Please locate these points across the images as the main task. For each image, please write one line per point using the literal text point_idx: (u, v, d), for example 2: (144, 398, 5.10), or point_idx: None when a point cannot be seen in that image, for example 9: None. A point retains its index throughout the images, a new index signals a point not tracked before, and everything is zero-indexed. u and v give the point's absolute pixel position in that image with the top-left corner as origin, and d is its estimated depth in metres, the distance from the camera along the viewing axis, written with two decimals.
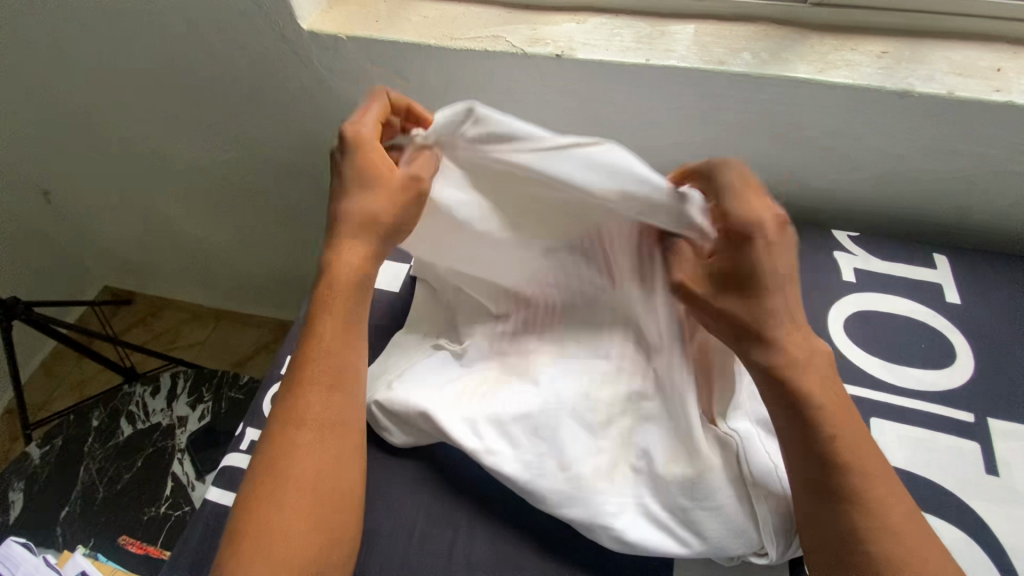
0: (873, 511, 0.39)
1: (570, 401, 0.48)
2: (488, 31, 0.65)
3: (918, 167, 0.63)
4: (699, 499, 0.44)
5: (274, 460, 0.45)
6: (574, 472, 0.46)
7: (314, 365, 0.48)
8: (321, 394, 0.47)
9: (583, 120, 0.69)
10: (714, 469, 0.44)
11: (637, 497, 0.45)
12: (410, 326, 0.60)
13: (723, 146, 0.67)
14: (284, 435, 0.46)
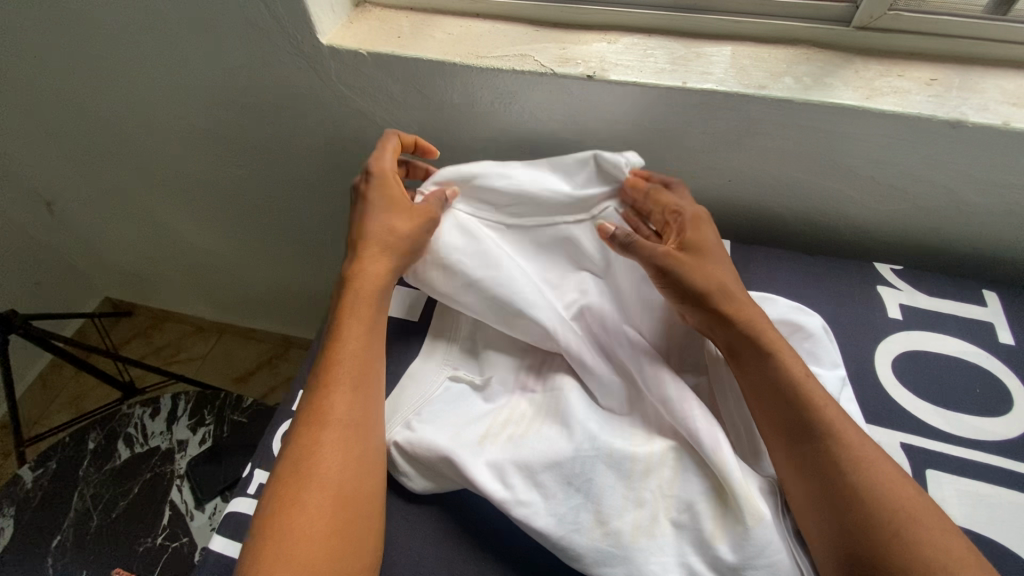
0: (861, 460, 0.41)
1: (605, 446, 0.45)
2: (515, 50, 0.63)
3: (964, 199, 0.60)
4: (750, 558, 0.40)
5: (297, 460, 0.43)
6: (613, 527, 0.42)
7: (338, 362, 0.48)
8: (348, 394, 0.46)
9: (612, 142, 0.66)
10: (764, 523, 0.41)
11: (680, 556, 0.41)
12: (429, 351, 0.56)
13: (758, 172, 0.64)
14: (308, 434, 0.44)
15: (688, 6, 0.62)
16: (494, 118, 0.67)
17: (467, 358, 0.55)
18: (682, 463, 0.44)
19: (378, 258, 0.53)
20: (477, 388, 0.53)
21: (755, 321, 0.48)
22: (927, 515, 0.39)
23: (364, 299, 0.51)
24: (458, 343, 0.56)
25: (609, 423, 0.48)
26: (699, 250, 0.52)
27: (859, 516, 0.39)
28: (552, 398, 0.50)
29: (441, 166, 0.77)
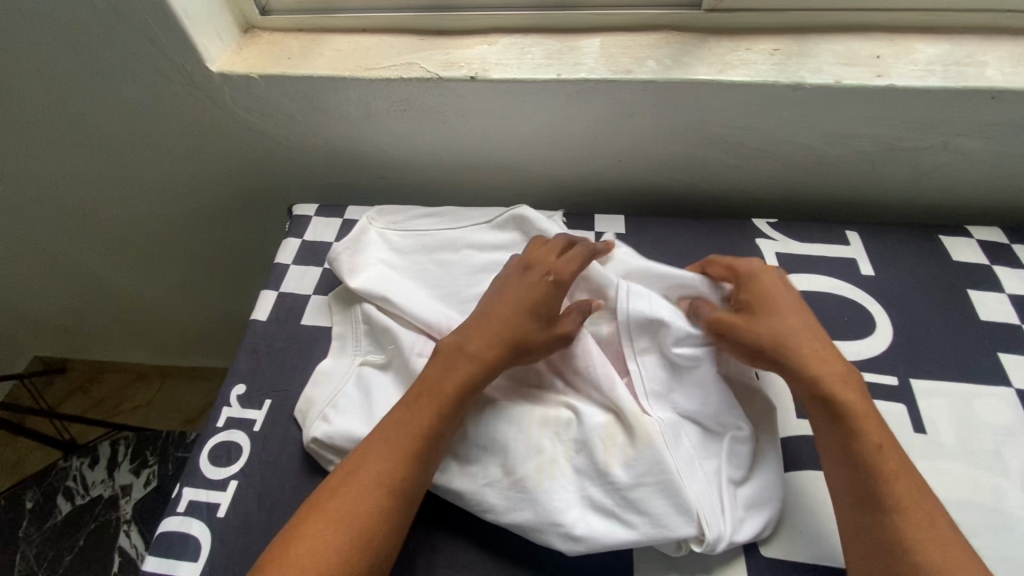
0: (912, 503, 0.41)
1: (504, 408, 0.49)
2: (402, 59, 0.66)
3: (821, 152, 0.67)
4: (638, 475, 0.44)
5: (326, 498, 0.42)
6: (517, 475, 0.46)
7: (412, 430, 0.45)
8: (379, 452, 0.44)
9: (507, 137, 0.70)
10: (652, 441, 0.45)
11: (579, 490, 0.45)
12: (341, 349, 0.57)
13: (644, 150, 0.70)
14: (349, 482, 0.43)
15: (557, 4, 0.67)
16: (393, 126, 0.71)
17: (371, 343, 0.57)
18: (576, 407, 0.48)
19: (462, 366, 0.48)
20: (385, 366, 0.55)
21: (826, 383, 0.46)
22: (959, 553, 0.39)
23: (424, 389, 0.47)
24: (362, 331, 0.57)
25: (508, 390, 0.51)
26: (763, 298, 0.51)
27: (903, 550, 0.39)
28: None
29: (353, 178, 0.79)
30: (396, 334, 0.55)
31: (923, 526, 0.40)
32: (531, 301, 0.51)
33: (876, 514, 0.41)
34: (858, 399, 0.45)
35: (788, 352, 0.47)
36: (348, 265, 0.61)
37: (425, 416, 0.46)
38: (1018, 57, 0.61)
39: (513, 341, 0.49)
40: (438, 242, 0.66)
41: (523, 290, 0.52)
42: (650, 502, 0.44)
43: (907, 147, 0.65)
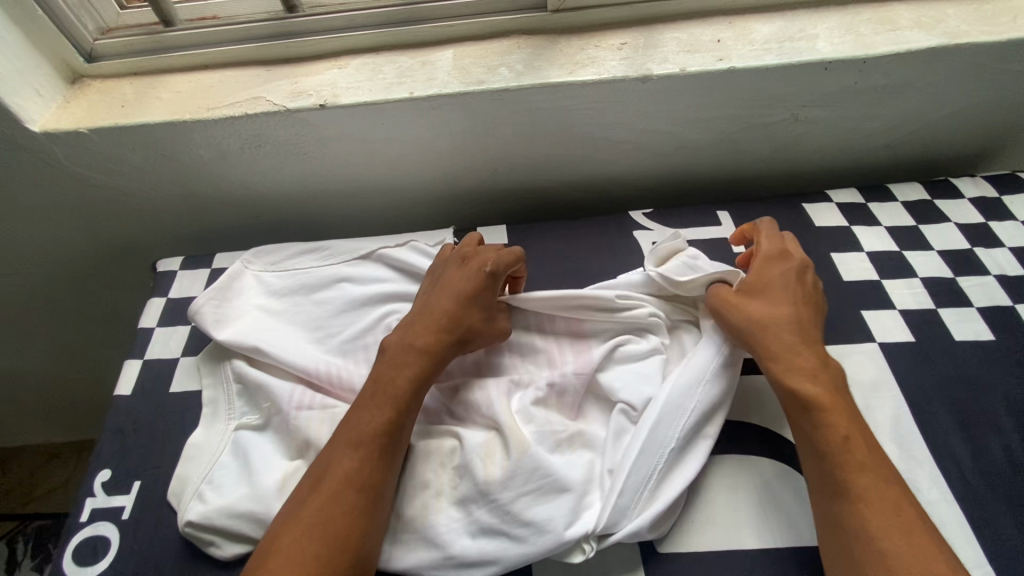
0: (868, 487, 0.41)
1: None
2: (247, 94, 0.63)
3: (684, 138, 0.69)
4: (520, 487, 0.45)
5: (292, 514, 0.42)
6: (406, 516, 0.46)
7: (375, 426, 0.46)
8: (314, 508, 0.42)
9: (376, 160, 0.68)
10: (526, 449, 0.46)
11: (466, 516, 0.45)
12: (214, 415, 0.53)
13: (516, 156, 0.69)
14: (297, 519, 0.41)
15: (404, 19, 0.65)
16: (252, 164, 0.67)
17: (246, 404, 0.53)
18: (459, 434, 0.49)
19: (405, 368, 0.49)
20: (264, 426, 0.52)
21: (790, 374, 0.47)
22: (916, 534, 0.39)
23: (360, 418, 0.47)
24: (235, 392, 0.54)
25: None
26: (768, 278, 0.53)
27: (856, 532, 0.40)
28: (333, 411, 0.52)
29: (225, 222, 0.75)
30: (272, 390, 0.52)
31: (876, 506, 0.40)
32: (463, 291, 0.53)
33: (835, 502, 0.42)
34: (811, 381, 0.46)
35: (761, 331, 0.50)
36: (212, 317, 0.57)
37: (379, 411, 0.47)
38: (845, 26, 0.64)
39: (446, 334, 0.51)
40: (315, 278, 0.63)
41: (452, 284, 0.54)
42: (535, 509, 0.44)
43: (761, 123, 0.68)
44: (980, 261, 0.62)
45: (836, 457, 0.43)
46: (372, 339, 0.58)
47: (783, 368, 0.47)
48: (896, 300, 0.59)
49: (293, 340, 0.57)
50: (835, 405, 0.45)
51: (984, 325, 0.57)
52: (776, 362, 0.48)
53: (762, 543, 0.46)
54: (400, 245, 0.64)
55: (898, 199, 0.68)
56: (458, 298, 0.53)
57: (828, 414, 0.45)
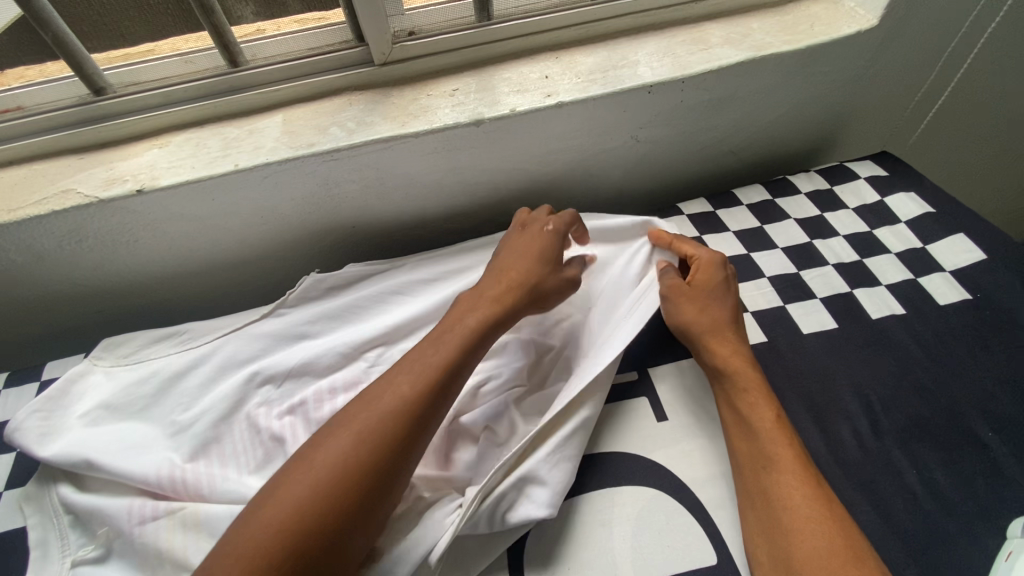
0: (780, 456, 0.45)
1: None
2: (55, 188, 0.58)
3: (533, 172, 0.70)
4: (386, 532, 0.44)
5: (287, 474, 0.40)
6: None
7: (430, 368, 0.46)
8: (347, 441, 0.41)
9: (220, 235, 0.65)
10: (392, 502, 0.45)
11: None
12: (43, 559, 0.47)
13: (370, 210, 0.68)
14: (322, 455, 0.40)
15: (228, 89, 0.63)
16: (78, 261, 0.62)
17: (81, 535, 0.48)
18: None
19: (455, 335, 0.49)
20: (106, 555, 0.46)
21: (730, 359, 0.51)
22: (821, 497, 0.43)
23: (418, 364, 0.46)
24: (69, 524, 0.48)
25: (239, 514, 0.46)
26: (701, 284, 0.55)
27: (779, 501, 0.43)
28: (183, 514, 0.46)
29: (62, 321, 0.68)
30: (106, 512, 0.46)
31: (787, 477, 0.44)
32: (541, 257, 0.55)
33: (764, 474, 0.45)
34: (740, 366, 0.51)
35: (713, 327, 0.53)
36: (33, 435, 0.51)
37: (444, 352, 0.47)
38: (662, 50, 0.67)
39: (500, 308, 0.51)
40: (159, 370, 0.58)
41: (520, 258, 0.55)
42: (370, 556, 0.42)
43: (603, 149, 0.70)
44: (819, 253, 0.66)
45: (757, 433, 0.47)
46: (226, 429, 0.53)
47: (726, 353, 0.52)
48: (747, 302, 0.62)
49: (134, 445, 0.51)
50: (750, 387, 0.50)
51: (827, 315, 0.60)
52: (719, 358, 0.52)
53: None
54: (261, 318, 0.62)
55: (742, 202, 0.72)
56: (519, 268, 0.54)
57: (745, 398, 0.49)
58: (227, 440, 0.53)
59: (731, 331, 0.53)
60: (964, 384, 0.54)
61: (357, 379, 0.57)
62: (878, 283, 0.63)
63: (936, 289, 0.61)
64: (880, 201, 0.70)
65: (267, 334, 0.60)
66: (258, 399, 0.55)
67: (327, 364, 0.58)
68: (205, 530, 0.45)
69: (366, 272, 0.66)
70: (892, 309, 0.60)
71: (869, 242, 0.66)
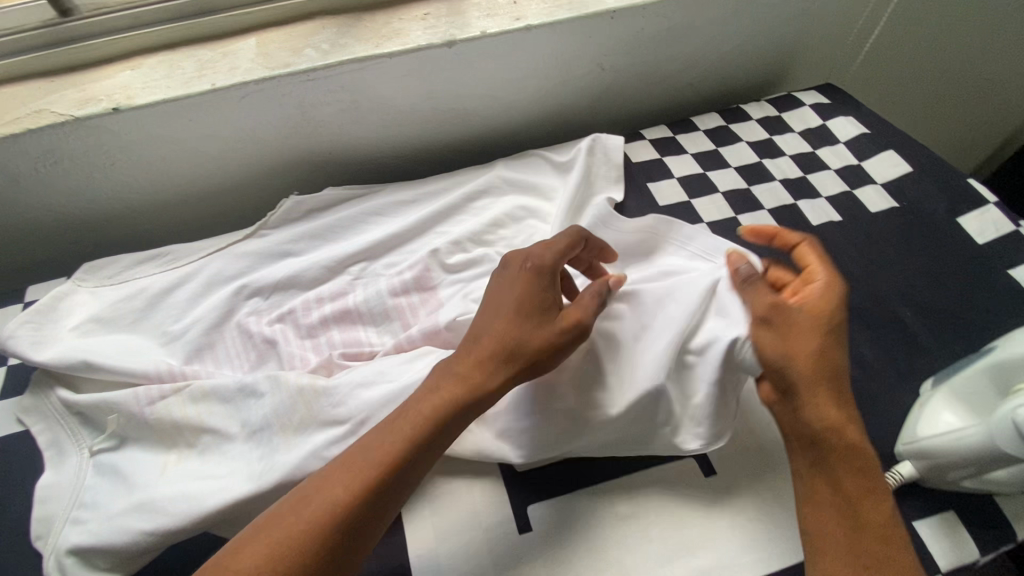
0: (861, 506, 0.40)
1: (253, 414, 0.48)
2: (28, 108, 0.58)
3: (505, 100, 0.72)
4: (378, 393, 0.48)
5: (281, 509, 0.37)
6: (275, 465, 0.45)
7: (428, 412, 0.40)
8: (321, 498, 0.37)
9: (197, 161, 0.65)
10: (385, 375, 0.49)
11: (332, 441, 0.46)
12: (57, 454, 0.50)
13: (347, 138, 0.69)
14: (300, 504, 0.37)
15: (197, 12, 0.64)
16: (52, 185, 0.62)
17: (93, 430, 0.50)
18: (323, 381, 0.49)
19: (425, 399, 0.41)
20: (119, 445, 0.49)
21: (825, 414, 0.40)
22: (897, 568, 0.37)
23: (393, 426, 0.40)
24: (76, 423, 0.50)
25: (243, 399, 0.49)
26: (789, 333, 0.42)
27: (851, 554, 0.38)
28: (189, 397, 0.49)
29: (38, 250, 0.69)
30: (112, 402, 0.49)
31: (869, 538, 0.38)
32: (539, 305, 0.45)
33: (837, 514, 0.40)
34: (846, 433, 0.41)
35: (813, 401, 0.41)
36: (28, 343, 0.52)
37: (447, 394, 0.41)
38: None
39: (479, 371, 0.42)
40: (148, 284, 0.60)
41: (520, 300, 0.45)
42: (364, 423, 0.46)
43: (570, 78, 0.73)
44: (767, 170, 0.72)
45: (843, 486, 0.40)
46: (220, 335, 0.56)
47: (823, 419, 0.40)
48: (703, 215, 0.67)
49: (131, 350, 0.54)
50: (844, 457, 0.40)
51: (773, 223, 0.66)
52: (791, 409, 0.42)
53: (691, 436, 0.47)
54: (246, 238, 0.64)
55: (699, 128, 0.77)
56: (507, 315, 0.44)
57: (827, 459, 0.41)
58: (224, 344, 0.56)
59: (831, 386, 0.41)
60: (889, 276, 0.61)
61: (343, 290, 0.60)
62: (819, 196, 0.69)
63: (868, 199, 0.68)
64: (823, 125, 0.76)
65: (251, 253, 0.62)
66: (249, 308, 0.58)
67: (313, 277, 0.61)
68: (217, 410, 0.49)
69: (346, 195, 0.68)
70: (830, 217, 0.67)
71: (812, 160, 0.73)
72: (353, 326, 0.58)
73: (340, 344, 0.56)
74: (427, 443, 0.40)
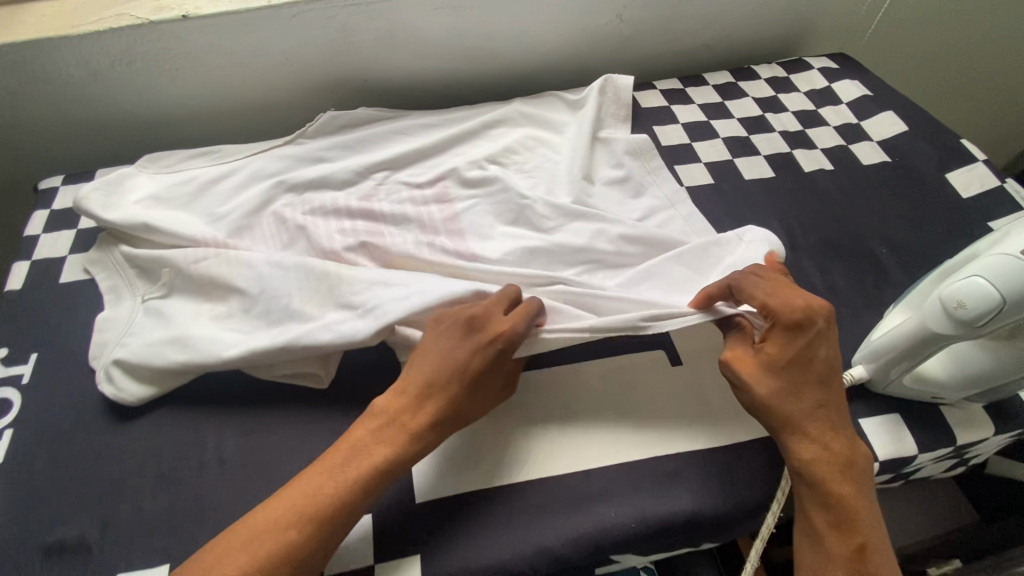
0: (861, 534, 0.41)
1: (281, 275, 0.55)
2: (111, 11, 0.66)
3: (529, 42, 0.78)
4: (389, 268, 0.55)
5: (233, 537, 0.40)
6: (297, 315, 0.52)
7: (376, 457, 0.43)
8: (275, 528, 0.40)
9: (248, 75, 0.73)
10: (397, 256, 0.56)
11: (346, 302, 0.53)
12: (115, 298, 0.58)
13: (381, 65, 0.76)
14: (260, 526, 0.40)
15: None
16: (124, 84, 0.71)
17: (146, 282, 0.58)
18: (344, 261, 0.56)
19: (369, 444, 0.44)
20: (168, 294, 0.57)
21: (822, 455, 0.43)
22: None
23: (342, 463, 0.43)
24: (133, 275, 0.59)
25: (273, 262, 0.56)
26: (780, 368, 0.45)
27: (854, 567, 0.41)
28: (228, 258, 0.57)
29: (107, 147, 0.78)
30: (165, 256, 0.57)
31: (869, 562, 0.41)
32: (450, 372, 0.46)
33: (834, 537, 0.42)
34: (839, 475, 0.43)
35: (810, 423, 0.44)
36: (98, 205, 0.61)
37: (389, 441, 0.44)
38: None
39: (413, 423, 0.45)
40: (199, 173, 0.68)
41: (436, 368, 0.46)
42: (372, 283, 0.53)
43: (591, 26, 0.79)
44: (769, 122, 0.76)
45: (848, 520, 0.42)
46: (258, 219, 0.64)
47: (811, 450, 0.44)
48: (702, 155, 0.72)
49: (182, 221, 0.62)
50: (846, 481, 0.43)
51: (767, 167, 0.71)
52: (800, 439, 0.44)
53: None
54: (286, 144, 0.71)
55: (709, 83, 0.82)
56: (427, 374, 0.46)
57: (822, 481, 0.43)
58: (261, 227, 0.63)
59: (835, 425, 0.44)
60: (871, 218, 0.65)
61: (367, 193, 0.67)
62: (815, 147, 0.73)
63: (861, 153, 0.72)
64: (827, 87, 0.80)
65: (290, 156, 0.70)
66: (285, 199, 0.66)
67: (341, 180, 0.68)
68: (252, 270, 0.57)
69: (377, 116, 0.76)
70: (822, 166, 0.71)
71: (813, 117, 0.77)
72: (373, 220, 0.65)
73: (360, 234, 0.63)
74: (371, 483, 0.43)
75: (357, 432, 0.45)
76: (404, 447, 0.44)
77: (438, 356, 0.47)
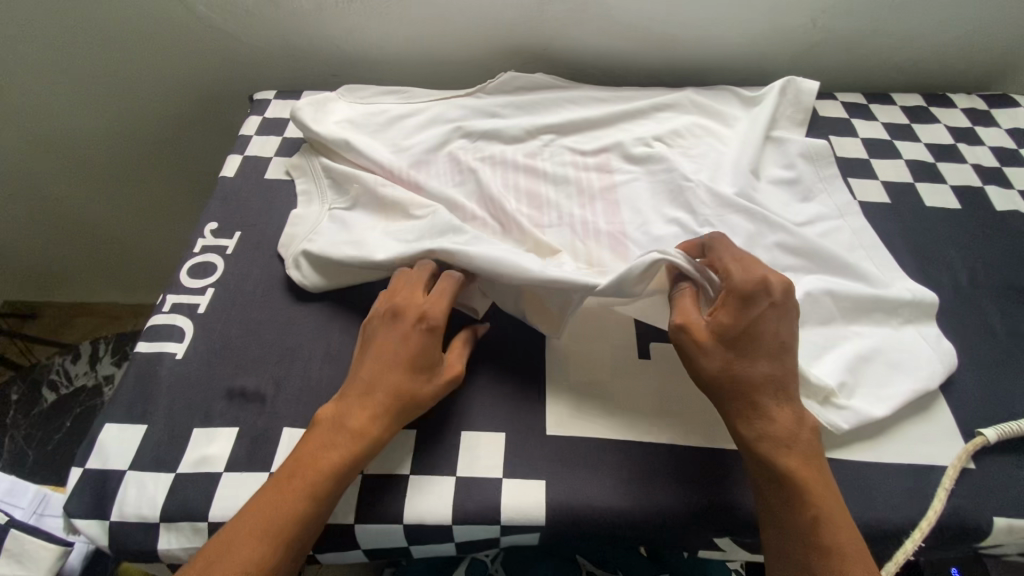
0: (825, 505, 0.41)
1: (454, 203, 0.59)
2: None
3: (713, 35, 0.78)
4: None
5: (261, 496, 0.42)
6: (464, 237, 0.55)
7: (357, 421, 0.45)
8: (289, 488, 0.42)
9: (444, 28, 0.79)
10: None
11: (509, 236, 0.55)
12: (308, 199, 0.66)
13: (565, 36, 0.79)
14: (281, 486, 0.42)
15: None
16: (339, 20, 0.79)
17: (335, 192, 0.65)
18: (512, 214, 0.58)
19: (352, 410, 0.46)
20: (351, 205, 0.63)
21: (767, 438, 0.43)
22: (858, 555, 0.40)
23: (331, 432, 0.45)
24: (325, 183, 0.66)
25: None
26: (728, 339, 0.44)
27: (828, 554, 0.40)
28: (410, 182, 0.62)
29: (308, 76, 0.87)
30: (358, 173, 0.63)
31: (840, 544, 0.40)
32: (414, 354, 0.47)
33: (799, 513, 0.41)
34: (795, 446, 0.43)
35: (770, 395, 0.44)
36: (307, 118, 0.69)
37: (372, 406, 0.46)
38: None
39: (388, 396, 0.46)
40: (389, 107, 0.75)
41: (397, 348, 0.48)
42: None
43: (781, 28, 0.77)
44: (961, 153, 0.71)
45: (806, 500, 0.41)
46: (434, 156, 0.69)
47: (756, 436, 0.43)
48: (880, 173, 0.69)
49: (371, 144, 0.68)
50: (794, 449, 0.43)
51: (953, 198, 0.66)
52: (752, 418, 0.44)
53: (876, 414, 0.48)
54: (466, 95, 0.77)
55: (897, 104, 0.77)
56: (389, 348, 0.48)
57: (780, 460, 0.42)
58: (436, 164, 0.69)
59: (780, 402, 0.44)
60: None
61: (534, 151, 0.71)
62: (1012, 187, 0.67)
63: None
64: None
65: (469, 107, 0.75)
66: (460, 143, 0.71)
67: (512, 135, 0.72)
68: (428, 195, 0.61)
69: (551, 84, 0.79)
70: (1018, 207, 0.65)
71: (1013, 156, 0.71)
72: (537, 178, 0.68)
73: (523, 195, 0.66)
74: (363, 445, 0.45)
75: (336, 404, 0.47)
76: (388, 407, 0.46)
77: (402, 333, 0.48)
